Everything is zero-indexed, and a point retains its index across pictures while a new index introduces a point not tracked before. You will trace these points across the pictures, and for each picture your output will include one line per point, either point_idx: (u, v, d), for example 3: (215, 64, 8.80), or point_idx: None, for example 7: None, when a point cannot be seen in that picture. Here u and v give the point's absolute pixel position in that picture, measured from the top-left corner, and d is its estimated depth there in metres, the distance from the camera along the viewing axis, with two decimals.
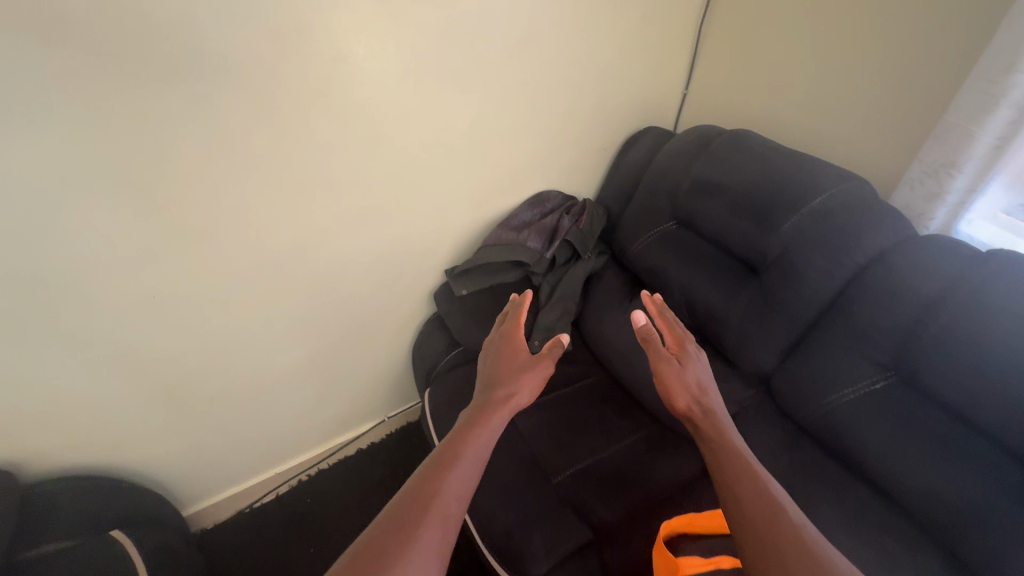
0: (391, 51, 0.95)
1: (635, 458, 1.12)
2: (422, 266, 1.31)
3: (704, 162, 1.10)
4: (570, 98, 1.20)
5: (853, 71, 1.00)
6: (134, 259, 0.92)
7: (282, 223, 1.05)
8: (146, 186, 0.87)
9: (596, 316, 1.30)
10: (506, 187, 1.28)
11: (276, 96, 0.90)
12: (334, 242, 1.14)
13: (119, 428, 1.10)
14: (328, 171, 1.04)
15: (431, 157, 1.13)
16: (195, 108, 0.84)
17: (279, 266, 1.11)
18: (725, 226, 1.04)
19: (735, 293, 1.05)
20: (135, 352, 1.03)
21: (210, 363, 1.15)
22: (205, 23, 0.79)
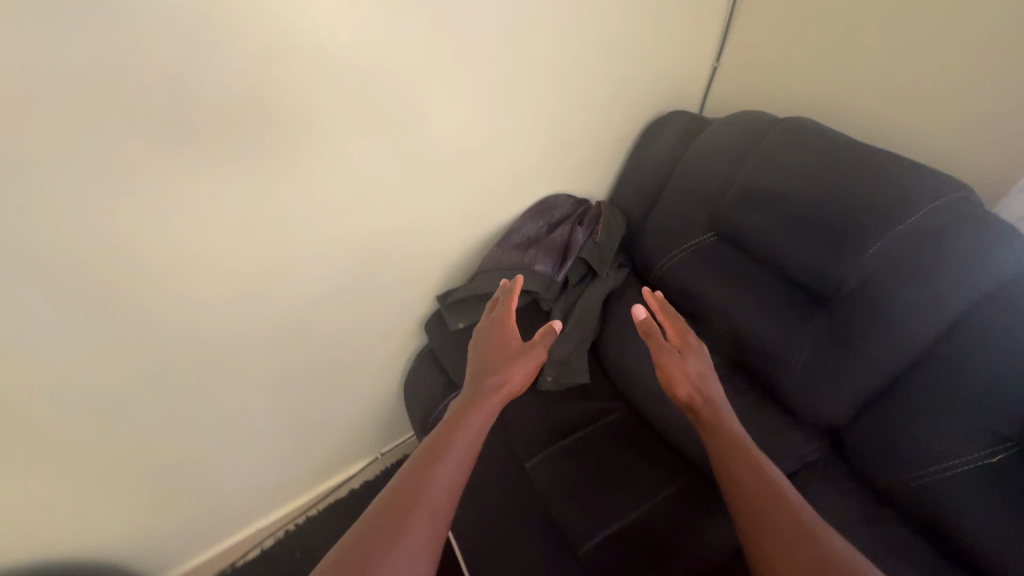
0: (355, 41, 0.71)
1: (676, 516, 0.94)
2: (410, 295, 1.10)
3: (757, 162, 0.88)
4: (581, 84, 0.97)
5: (949, 43, 0.78)
6: (26, 343, 0.69)
7: (227, 271, 0.82)
8: (22, 251, 0.62)
9: (616, 341, 1.11)
10: (507, 197, 1.05)
11: (194, 114, 0.65)
12: (298, 283, 0.92)
13: (48, 530, 0.89)
14: (281, 202, 0.80)
15: (415, 169, 0.90)
16: (83, 142, 0.59)
17: (233, 320, 0.88)
18: (785, 246, 0.84)
19: (797, 329, 0.86)
20: (50, 448, 0.80)
21: (157, 440, 0.93)
22: (67, 19, 0.53)
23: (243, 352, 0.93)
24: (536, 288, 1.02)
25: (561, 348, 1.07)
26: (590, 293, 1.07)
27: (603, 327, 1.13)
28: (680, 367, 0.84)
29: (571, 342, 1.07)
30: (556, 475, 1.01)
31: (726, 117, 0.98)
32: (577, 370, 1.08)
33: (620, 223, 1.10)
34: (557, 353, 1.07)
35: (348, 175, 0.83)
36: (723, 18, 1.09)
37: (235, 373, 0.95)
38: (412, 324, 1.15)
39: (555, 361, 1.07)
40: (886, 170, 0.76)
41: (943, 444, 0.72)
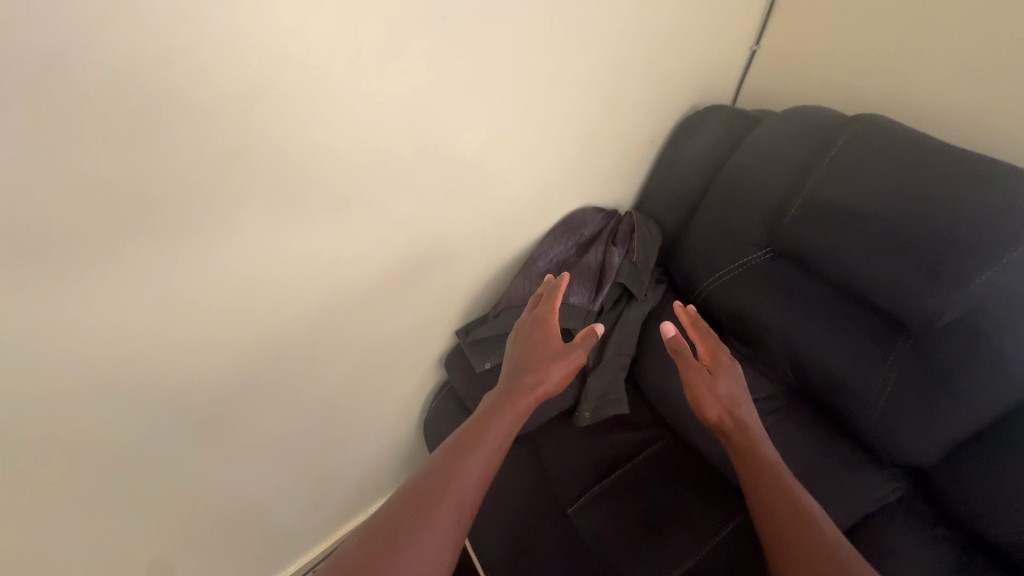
0: (356, 62, 0.57)
1: (739, 559, 0.85)
2: (428, 330, 0.97)
3: (826, 171, 0.76)
4: (612, 85, 0.84)
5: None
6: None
7: (222, 338, 0.70)
8: None
9: (656, 366, 1.00)
10: (532, 213, 0.92)
11: (163, 171, 0.52)
12: (304, 339, 0.79)
13: None
14: (279, 255, 0.67)
15: (430, 196, 0.77)
16: (15, 209, 0.45)
17: (232, 388, 0.76)
18: (862, 272, 0.73)
19: (875, 362, 0.76)
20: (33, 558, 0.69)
21: (158, 524, 0.82)
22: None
23: (243, 415, 0.81)
24: (571, 323, 0.91)
25: (598, 380, 0.96)
26: (628, 318, 0.96)
27: (641, 351, 1.03)
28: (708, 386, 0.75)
29: (608, 373, 0.97)
30: (601, 520, 0.92)
31: (778, 116, 0.87)
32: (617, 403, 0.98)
33: (656, 236, 0.98)
34: (594, 386, 0.96)
35: (355, 212, 0.70)
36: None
37: (236, 438, 0.83)
38: (430, 360, 1.04)
39: (592, 396, 0.96)
40: (993, 182, 0.65)
41: None
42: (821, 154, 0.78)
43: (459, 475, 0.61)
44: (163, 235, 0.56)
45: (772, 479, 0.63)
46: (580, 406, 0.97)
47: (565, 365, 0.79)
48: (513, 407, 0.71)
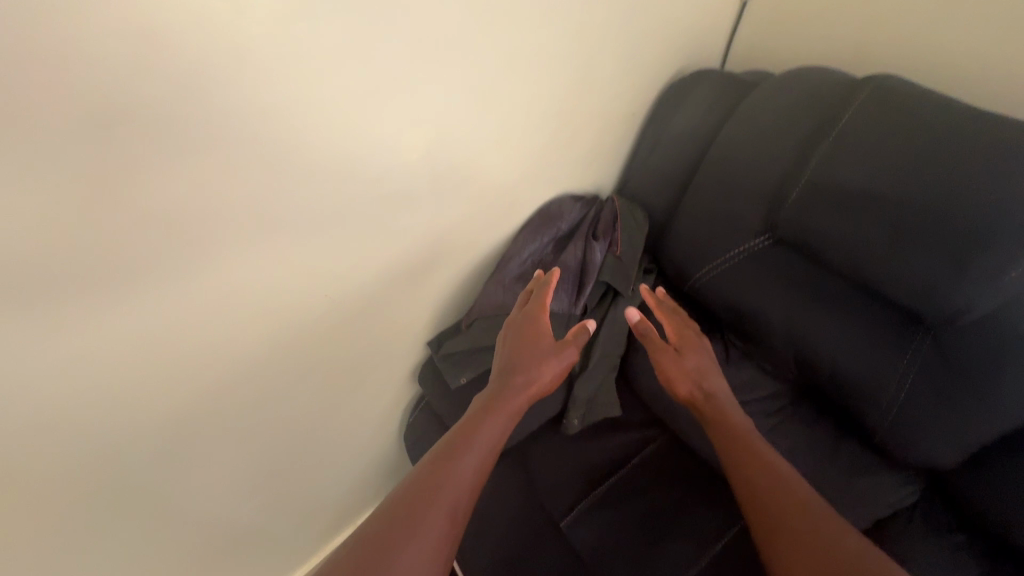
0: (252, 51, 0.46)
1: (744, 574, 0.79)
2: (389, 347, 0.86)
3: (831, 146, 0.66)
4: (582, 52, 0.72)
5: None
6: None
7: (140, 390, 0.59)
8: None
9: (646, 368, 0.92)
10: (497, 204, 0.81)
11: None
12: (248, 378, 0.69)
13: None
14: (193, 292, 0.56)
15: (376, 204, 0.65)
16: None
17: (168, 440, 0.66)
18: (878, 262, 0.64)
19: (890, 360, 0.68)
20: None
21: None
22: None
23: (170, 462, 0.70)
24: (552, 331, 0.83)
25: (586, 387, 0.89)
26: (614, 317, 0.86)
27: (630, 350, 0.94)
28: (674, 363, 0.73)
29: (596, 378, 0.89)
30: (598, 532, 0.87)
31: (774, 82, 0.76)
32: (608, 408, 0.90)
33: (642, 224, 0.88)
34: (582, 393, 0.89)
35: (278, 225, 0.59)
36: None
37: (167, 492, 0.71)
38: (398, 377, 0.93)
39: (581, 403, 0.89)
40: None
41: None
42: (828, 127, 0.68)
43: (450, 480, 0.56)
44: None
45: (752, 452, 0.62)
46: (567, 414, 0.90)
47: (558, 364, 0.73)
48: (507, 405, 0.66)
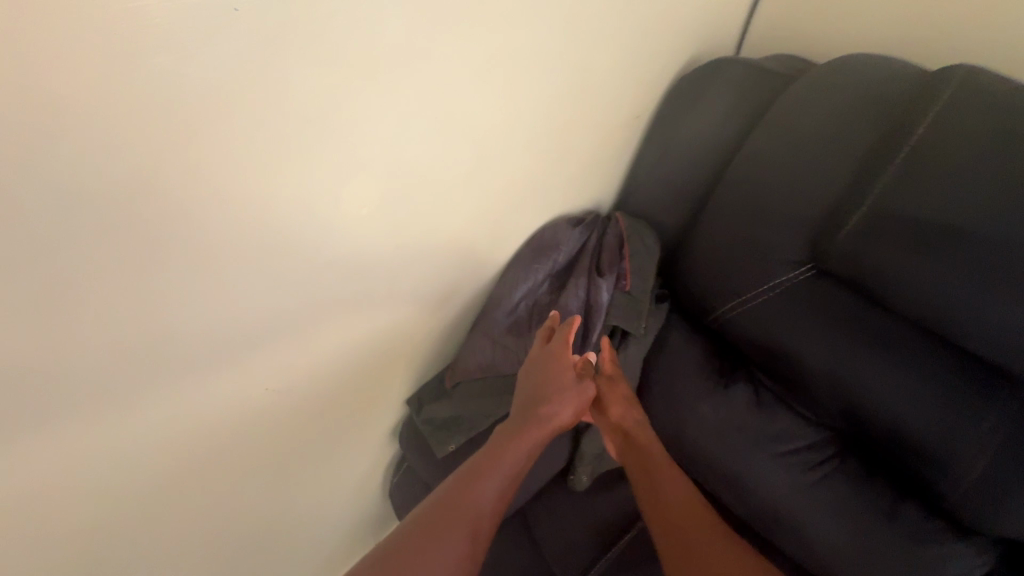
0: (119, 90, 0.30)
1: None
2: (354, 416, 0.70)
3: (909, 164, 0.52)
4: (585, 47, 0.57)
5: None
6: None
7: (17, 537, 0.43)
8: None
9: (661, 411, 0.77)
10: (479, 232, 0.64)
11: None
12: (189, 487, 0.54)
13: None
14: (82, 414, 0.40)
15: (323, 267, 0.50)
16: None
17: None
18: (964, 311, 0.51)
19: (971, 417, 0.56)
20: None
21: None
22: None
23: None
24: None
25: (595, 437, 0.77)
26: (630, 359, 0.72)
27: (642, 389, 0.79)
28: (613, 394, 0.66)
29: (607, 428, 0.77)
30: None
31: (816, 75, 0.62)
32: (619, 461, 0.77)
33: (653, 244, 0.73)
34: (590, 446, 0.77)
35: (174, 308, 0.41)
36: None
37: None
38: (368, 445, 0.77)
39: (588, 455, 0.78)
40: None
41: None
42: (895, 134, 0.54)
43: (470, 506, 0.50)
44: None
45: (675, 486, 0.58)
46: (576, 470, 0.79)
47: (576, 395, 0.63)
48: (530, 435, 0.58)
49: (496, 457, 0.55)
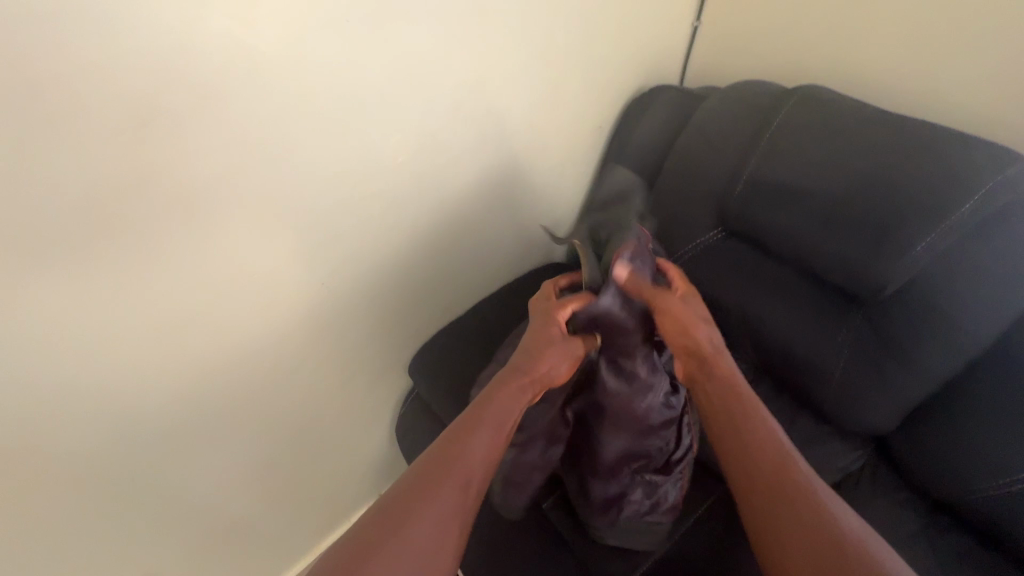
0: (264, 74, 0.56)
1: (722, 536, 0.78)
2: (373, 366, 0.96)
3: (773, 148, 0.75)
4: (549, 77, 0.84)
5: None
6: (62, 486, 0.65)
7: (167, 358, 0.67)
8: None
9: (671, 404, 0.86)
10: (467, 222, 0.90)
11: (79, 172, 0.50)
12: (263, 361, 0.77)
13: None
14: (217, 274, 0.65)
15: (366, 204, 0.75)
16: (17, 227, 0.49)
17: (191, 413, 0.74)
18: (808, 246, 0.72)
19: (832, 332, 0.75)
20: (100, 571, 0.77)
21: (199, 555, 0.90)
22: None
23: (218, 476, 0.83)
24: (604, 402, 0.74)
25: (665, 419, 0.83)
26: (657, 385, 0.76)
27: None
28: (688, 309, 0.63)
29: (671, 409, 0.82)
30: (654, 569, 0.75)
31: (717, 94, 0.86)
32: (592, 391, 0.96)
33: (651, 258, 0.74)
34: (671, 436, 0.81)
35: (311, 256, 0.73)
36: None
37: (223, 495, 0.86)
38: (382, 367, 0.97)
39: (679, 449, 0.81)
40: (929, 146, 0.65)
41: (992, 454, 0.65)
42: (760, 131, 0.78)
43: (458, 470, 0.52)
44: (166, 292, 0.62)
45: (779, 472, 0.51)
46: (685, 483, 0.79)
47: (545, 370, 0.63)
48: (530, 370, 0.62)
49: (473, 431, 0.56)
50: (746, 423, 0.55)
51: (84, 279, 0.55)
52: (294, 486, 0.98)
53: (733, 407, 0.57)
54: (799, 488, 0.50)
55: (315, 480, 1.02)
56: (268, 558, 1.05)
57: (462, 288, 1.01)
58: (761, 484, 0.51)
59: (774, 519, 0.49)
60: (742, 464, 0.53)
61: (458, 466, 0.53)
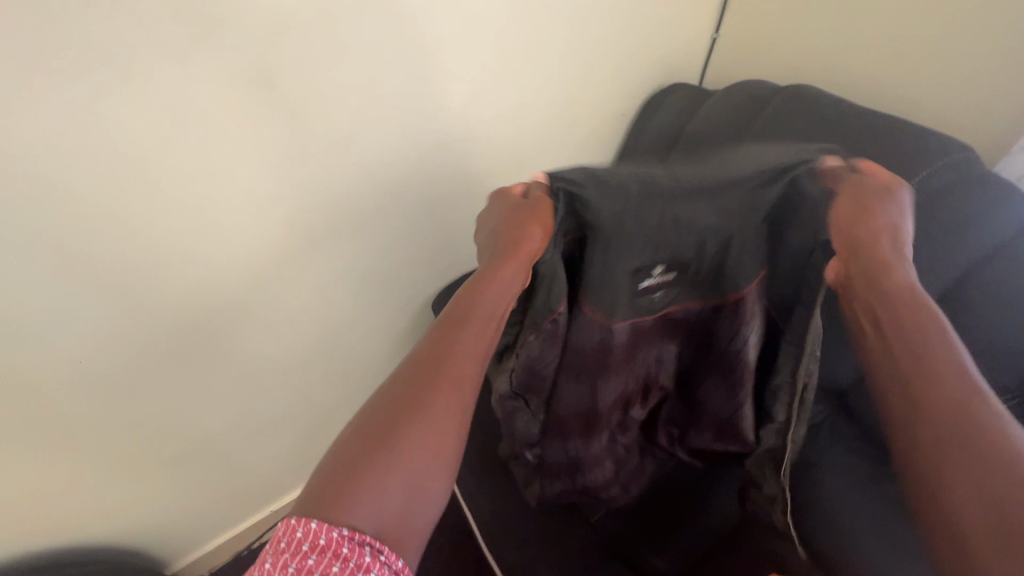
0: (373, 20, 0.72)
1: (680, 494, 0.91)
2: (406, 295, 1.10)
3: (763, 128, 0.89)
4: (584, 62, 1.01)
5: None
6: (155, 338, 0.79)
7: (252, 247, 0.81)
8: (110, 210, 0.65)
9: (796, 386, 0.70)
10: (501, 178, 1.06)
11: (238, 78, 0.65)
12: (324, 267, 0.92)
13: (140, 504, 0.97)
14: (301, 183, 0.80)
15: (423, 143, 0.90)
16: (187, 119, 0.64)
17: (259, 301, 0.88)
18: None
19: None
20: (161, 429, 0.90)
21: (232, 439, 1.03)
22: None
23: (269, 363, 0.98)
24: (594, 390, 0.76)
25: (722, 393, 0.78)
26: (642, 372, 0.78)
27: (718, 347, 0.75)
28: (882, 203, 0.60)
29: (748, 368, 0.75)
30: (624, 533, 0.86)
31: (723, 91, 1.00)
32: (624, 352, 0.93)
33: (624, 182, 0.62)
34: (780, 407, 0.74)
35: (373, 179, 0.87)
36: None
37: (268, 384, 1.01)
38: (413, 299, 1.12)
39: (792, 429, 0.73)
40: (894, 135, 0.78)
41: None
42: (753, 119, 0.92)
43: (442, 376, 0.53)
44: (265, 182, 0.76)
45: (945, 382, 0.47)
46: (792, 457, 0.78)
47: (482, 325, 0.57)
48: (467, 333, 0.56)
49: (446, 341, 0.55)
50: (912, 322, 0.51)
51: (213, 165, 0.70)
52: (324, 394, 1.12)
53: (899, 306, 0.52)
54: (967, 401, 0.45)
55: (340, 393, 1.16)
56: (290, 460, 1.19)
57: None
58: (910, 391, 0.48)
59: (931, 434, 0.45)
60: (889, 375, 0.51)
61: (444, 373, 0.53)
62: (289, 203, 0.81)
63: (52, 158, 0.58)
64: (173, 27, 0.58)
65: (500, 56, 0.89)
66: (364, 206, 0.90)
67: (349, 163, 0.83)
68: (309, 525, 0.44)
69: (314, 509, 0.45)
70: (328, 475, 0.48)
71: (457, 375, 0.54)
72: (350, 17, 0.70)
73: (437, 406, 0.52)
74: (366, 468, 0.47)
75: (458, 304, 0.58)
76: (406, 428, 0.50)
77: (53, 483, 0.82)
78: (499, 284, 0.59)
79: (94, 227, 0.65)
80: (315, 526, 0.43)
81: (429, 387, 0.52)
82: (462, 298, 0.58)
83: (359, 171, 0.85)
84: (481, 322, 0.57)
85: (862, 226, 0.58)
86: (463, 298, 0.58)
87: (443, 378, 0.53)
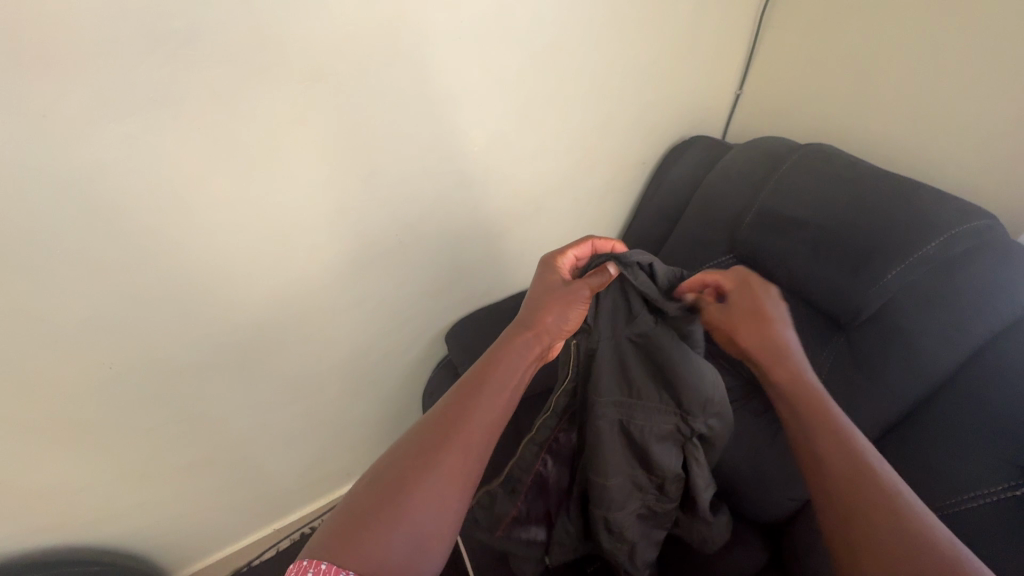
0: (405, 69, 0.77)
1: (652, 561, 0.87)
2: (423, 323, 1.13)
3: (779, 184, 0.90)
4: (606, 112, 1.05)
5: (974, 55, 0.82)
6: (179, 349, 0.84)
7: (277, 271, 0.86)
8: (154, 229, 0.71)
9: (602, 442, 0.71)
10: (520, 216, 1.09)
11: (275, 118, 0.71)
12: (345, 293, 0.96)
13: (150, 509, 1.01)
14: (324, 213, 0.84)
15: (445, 181, 0.94)
16: (229, 152, 0.70)
17: (281, 321, 0.92)
18: (804, 273, 0.84)
19: (815, 353, 0.83)
20: (177, 436, 0.94)
21: (242, 452, 1.06)
22: (199, 41, 0.61)
23: (287, 381, 1.01)
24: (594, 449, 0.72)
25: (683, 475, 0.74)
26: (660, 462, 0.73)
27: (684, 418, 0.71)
28: (752, 310, 0.70)
29: (673, 452, 0.73)
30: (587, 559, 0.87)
31: (742, 145, 1.02)
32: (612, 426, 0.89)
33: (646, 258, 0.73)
34: (622, 470, 0.73)
35: (395, 214, 0.92)
36: (746, 49, 1.16)
37: (280, 403, 1.04)
38: (428, 328, 1.14)
39: (615, 483, 0.73)
40: (910, 198, 0.77)
41: (956, 474, 0.67)
42: (768, 174, 0.93)
43: (461, 434, 0.57)
44: (294, 213, 0.81)
45: (894, 513, 0.50)
46: (630, 534, 0.78)
47: (504, 398, 0.62)
48: (488, 400, 0.60)
49: (466, 406, 0.59)
50: (839, 446, 0.56)
51: (249, 194, 0.76)
52: (336, 414, 1.15)
53: (802, 401, 0.61)
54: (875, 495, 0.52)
55: (352, 414, 1.18)
56: (296, 479, 1.21)
57: (506, 276, 1.18)
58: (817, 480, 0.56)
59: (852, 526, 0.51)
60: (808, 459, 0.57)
61: (459, 440, 0.56)
62: (313, 231, 0.85)
63: (109, 181, 0.64)
64: (227, 72, 0.65)
65: (521, 106, 0.93)
66: (385, 236, 0.93)
67: (370, 196, 0.87)
68: (322, 564, 0.46)
69: (326, 551, 0.48)
70: (342, 520, 0.51)
71: (473, 437, 0.57)
72: (381, 65, 0.75)
73: (447, 469, 0.54)
74: (375, 517, 0.50)
75: (481, 369, 0.63)
76: (413, 483, 0.53)
77: (72, 480, 0.87)
78: (527, 349, 0.67)
79: (136, 244, 0.71)
80: (329, 565, 0.46)
81: (442, 448, 0.56)
82: (487, 363, 0.64)
83: (384, 206, 0.90)
84: (502, 391, 0.62)
85: (747, 334, 0.68)
86: (491, 361, 0.64)
87: (459, 437, 0.57)
